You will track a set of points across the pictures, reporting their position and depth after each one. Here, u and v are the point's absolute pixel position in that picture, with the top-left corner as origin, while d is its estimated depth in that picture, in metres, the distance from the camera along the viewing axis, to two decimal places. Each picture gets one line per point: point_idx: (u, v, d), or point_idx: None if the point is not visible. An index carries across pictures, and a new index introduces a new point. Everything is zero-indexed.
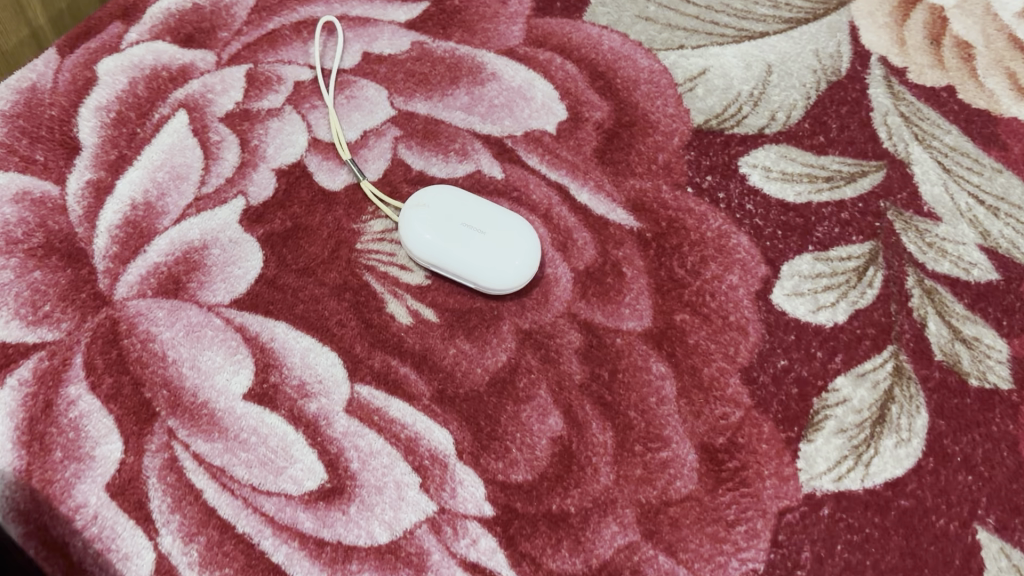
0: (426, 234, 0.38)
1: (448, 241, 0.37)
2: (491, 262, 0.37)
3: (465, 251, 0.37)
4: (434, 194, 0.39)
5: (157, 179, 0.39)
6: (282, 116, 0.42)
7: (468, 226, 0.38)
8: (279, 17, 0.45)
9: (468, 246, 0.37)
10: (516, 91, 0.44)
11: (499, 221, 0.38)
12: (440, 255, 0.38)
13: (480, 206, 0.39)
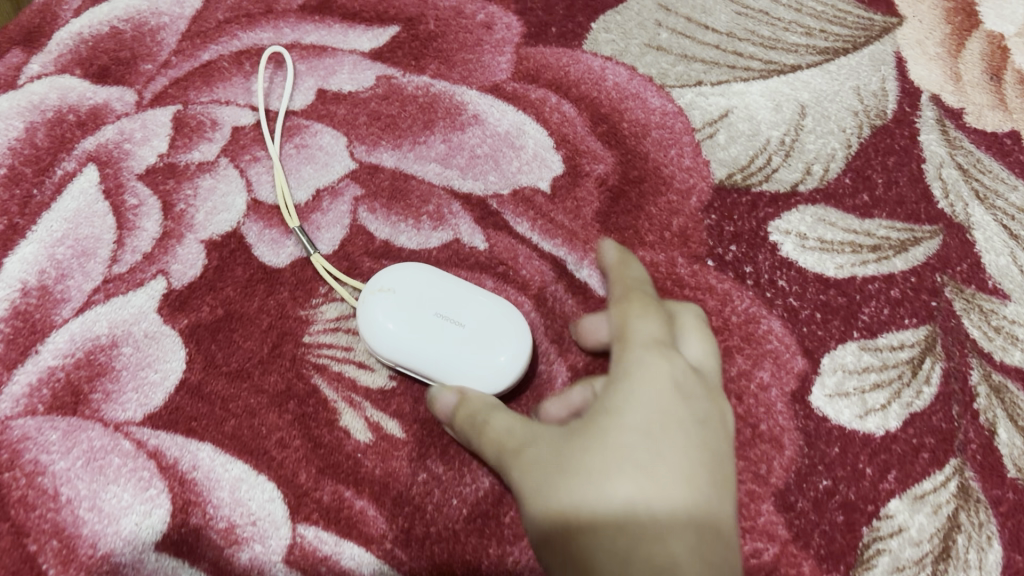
0: (388, 324, 0.30)
1: (417, 334, 0.30)
2: (473, 361, 0.30)
3: (438, 348, 0.30)
4: (400, 274, 0.31)
5: (57, 255, 0.32)
6: (217, 171, 0.34)
7: (443, 316, 0.30)
8: (216, 45, 0.37)
9: (443, 340, 0.30)
10: (502, 137, 0.37)
11: (482, 310, 0.31)
12: (407, 352, 0.30)
13: (459, 291, 0.31)
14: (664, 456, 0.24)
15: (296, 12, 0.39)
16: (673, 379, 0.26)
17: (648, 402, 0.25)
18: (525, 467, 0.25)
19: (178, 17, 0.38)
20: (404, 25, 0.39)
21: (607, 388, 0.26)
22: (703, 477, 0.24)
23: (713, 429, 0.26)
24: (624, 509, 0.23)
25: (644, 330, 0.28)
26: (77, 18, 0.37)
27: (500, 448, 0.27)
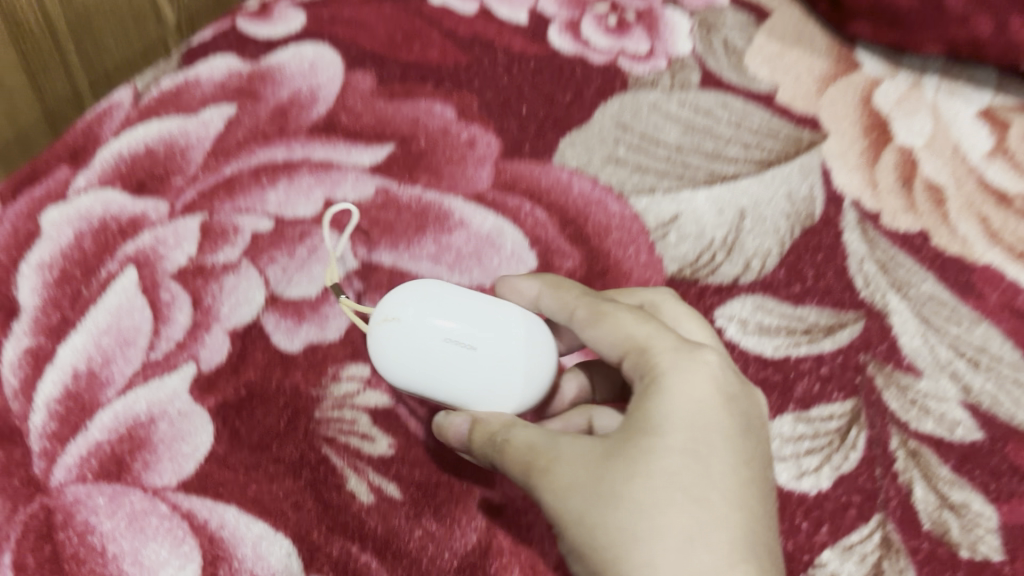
0: (409, 352, 0.34)
1: (437, 362, 0.34)
2: (485, 390, 0.34)
3: (452, 376, 0.34)
4: (412, 302, 0.35)
5: (102, 344, 0.37)
6: (239, 271, 0.40)
7: (456, 342, 0.34)
8: (237, 161, 0.43)
9: (458, 370, 0.34)
10: (485, 239, 0.43)
11: (489, 333, 0.35)
12: (422, 379, 0.35)
13: (472, 311, 0.35)
14: (689, 468, 0.29)
15: (305, 133, 0.45)
16: (701, 392, 0.30)
17: (681, 423, 0.30)
18: (559, 483, 0.30)
19: (205, 139, 0.44)
20: (398, 143, 0.45)
21: (639, 407, 0.31)
22: (724, 479, 0.29)
23: (737, 436, 0.30)
24: (677, 532, 0.28)
25: (659, 330, 0.32)
26: (117, 140, 0.43)
27: (527, 460, 0.31)
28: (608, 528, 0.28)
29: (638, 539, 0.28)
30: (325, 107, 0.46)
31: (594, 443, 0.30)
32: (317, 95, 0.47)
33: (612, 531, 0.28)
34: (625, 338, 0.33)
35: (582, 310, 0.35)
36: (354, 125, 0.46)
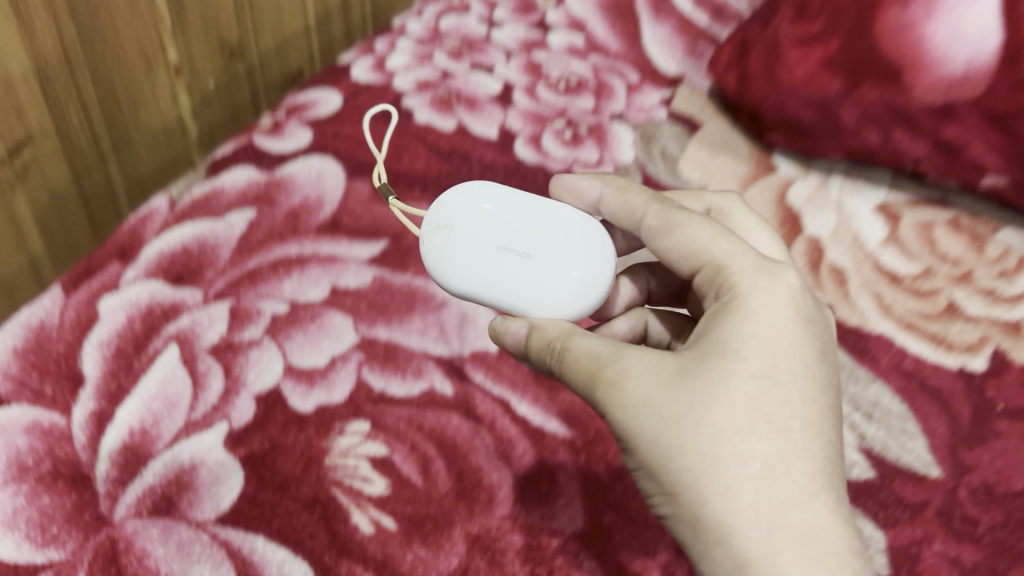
0: (469, 266, 0.43)
1: (494, 266, 0.43)
2: (541, 292, 0.42)
3: (512, 281, 0.43)
4: (467, 222, 0.44)
5: (152, 406, 0.45)
6: (261, 346, 0.48)
7: (510, 251, 0.43)
8: (258, 256, 0.52)
9: (514, 271, 0.42)
10: (463, 317, 0.52)
11: (538, 240, 0.43)
12: (484, 279, 0.43)
13: (523, 222, 0.43)
14: (765, 390, 0.36)
15: (314, 231, 0.54)
16: (768, 311, 0.38)
17: (760, 349, 0.37)
18: (637, 402, 0.36)
19: (231, 237, 0.53)
20: (391, 238, 0.55)
21: (722, 327, 0.38)
22: (797, 400, 0.36)
23: (805, 356, 0.37)
24: (756, 450, 0.35)
25: (717, 228, 0.41)
26: (158, 240, 0.52)
27: (605, 383, 0.37)
28: (688, 451, 0.35)
29: (717, 464, 0.35)
30: (330, 209, 0.56)
31: (669, 358, 0.37)
32: (323, 200, 0.56)
33: (688, 452, 0.35)
34: (690, 243, 0.41)
35: (645, 206, 0.44)
36: (354, 224, 0.55)
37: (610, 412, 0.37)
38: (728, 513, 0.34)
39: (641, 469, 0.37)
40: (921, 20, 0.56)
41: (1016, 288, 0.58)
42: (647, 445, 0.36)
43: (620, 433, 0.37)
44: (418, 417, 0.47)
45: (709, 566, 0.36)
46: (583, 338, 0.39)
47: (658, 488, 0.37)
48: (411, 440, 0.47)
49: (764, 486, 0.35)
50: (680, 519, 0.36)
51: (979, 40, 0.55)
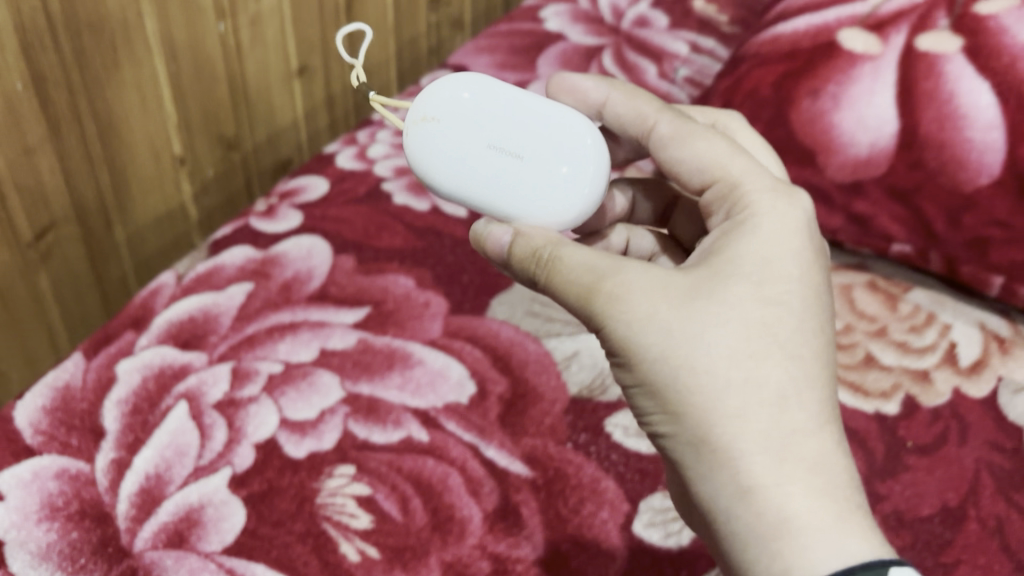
0: (462, 164, 0.45)
1: (486, 165, 0.45)
2: (532, 196, 0.45)
3: (503, 177, 0.45)
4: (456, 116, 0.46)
5: (165, 454, 0.52)
6: (259, 401, 0.55)
7: (500, 150, 0.45)
8: (256, 322, 0.60)
9: (506, 171, 0.45)
10: (437, 373, 0.59)
11: (528, 137, 0.45)
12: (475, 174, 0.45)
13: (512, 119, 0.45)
14: (775, 315, 0.40)
15: (305, 300, 0.62)
16: (778, 235, 0.42)
17: (767, 278, 0.41)
18: (647, 320, 0.40)
19: (231, 306, 0.61)
20: (373, 305, 0.62)
21: (731, 257, 0.42)
22: (803, 330, 0.40)
23: (811, 287, 0.42)
24: (763, 373, 0.39)
25: (727, 143, 0.47)
26: (167, 310, 0.60)
27: (613, 302, 0.41)
28: (703, 370, 0.39)
29: (729, 385, 0.39)
30: (319, 280, 0.64)
31: (682, 281, 0.41)
32: (312, 273, 0.64)
33: (699, 373, 0.39)
34: (704, 158, 0.46)
35: (655, 114, 0.49)
36: (340, 294, 0.63)
37: (617, 329, 0.41)
38: (739, 436, 0.38)
39: (645, 388, 0.41)
40: (830, 109, 0.67)
41: (925, 340, 0.66)
42: (655, 361, 0.40)
43: (628, 350, 0.41)
44: (398, 461, 0.54)
45: (712, 490, 0.39)
46: (571, 254, 0.43)
47: (664, 408, 0.40)
48: (392, 480, 0.53)
49: (777, 412, 0.38)
50: (687, 437, 0.40)
51: (878, 126, 0.66)
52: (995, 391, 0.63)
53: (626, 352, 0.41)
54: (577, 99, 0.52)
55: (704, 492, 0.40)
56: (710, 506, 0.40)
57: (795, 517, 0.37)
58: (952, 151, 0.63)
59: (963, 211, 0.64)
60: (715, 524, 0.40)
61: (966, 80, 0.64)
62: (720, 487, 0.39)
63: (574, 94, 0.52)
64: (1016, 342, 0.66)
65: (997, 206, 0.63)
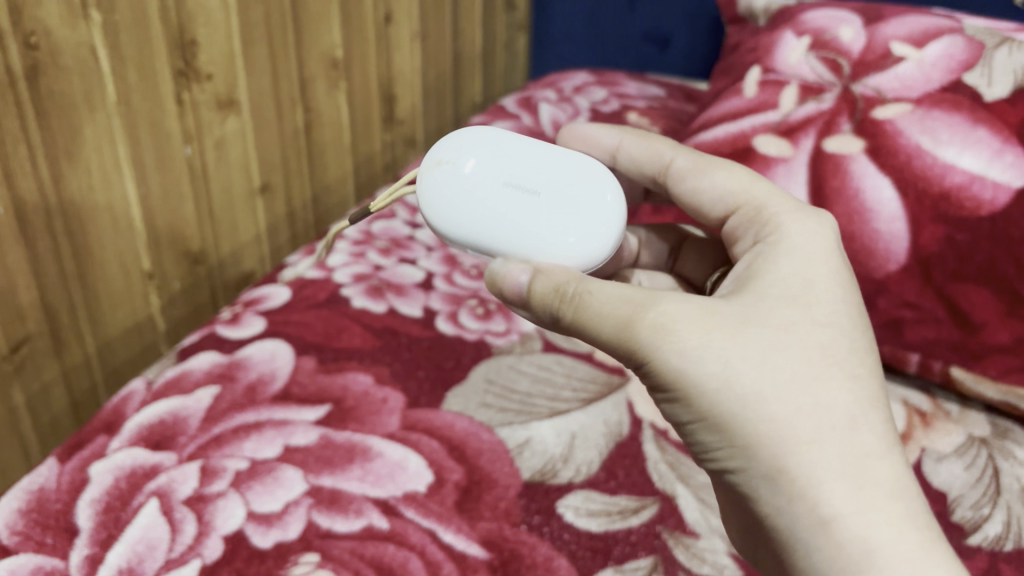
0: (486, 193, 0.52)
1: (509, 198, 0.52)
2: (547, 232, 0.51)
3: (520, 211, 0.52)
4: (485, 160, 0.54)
5: (137, 549, 0.54)
6: (227, 496, 0.58)
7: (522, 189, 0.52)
8: (223, 423, 0.64)
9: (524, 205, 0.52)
10: (396, 464, 0.62)
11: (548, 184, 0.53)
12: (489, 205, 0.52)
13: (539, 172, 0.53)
14: (824, 340, 0.45)
15: (268, 400, 0.66)
16: (812, 261, 0.48)
17: (812, 302, 0.46)
18: (706, 351, 0.43)
19: (199, 409, 0.65)
20: (333, 402, 0.67)
21: (773, 286, 0.47)
22: (849, 353, 0.45)
23: (849, 308, 0.47)
24: (828, 397, 0.43)
25: (744, 171, 0.56)
26: (138, 414, 0.65)
27: (668, 335, 0.44)
28: (768, 399, 0.43)
29: (799, 413, 0.43)
30: (282, 381, 0.68)
31: (735, 311, 0.45)
32: (275, 373, 0.69)
33: (769, 402, 0.43)
34: (728, 184, 0.55)
35: (671, 152, 0.59)
36: (302, 392, 0.67)
37: (672, 363, 0.43)
38: (813, 465, 0.42)
39: (709, 421, 0.44)
40: None
41: None
42: (719, 392, 0.43)
43: (688, 383, 0.44)
44: (360, 548, 0.55)
45: (792, 521, 0.43)
46: (600, 296, 0.46)
47: (732, 440, 0.44)
48: (355, 565, 0.54)
49: (846, 438, 0.43)
50: (761, 468, 0.43)
51: None
52: (919, 461, 0.66)
53: (686, 384, 0.44)
54: (592, 146, 0.63)
55: (783, 521, 0.43)
56: (789, 534, 0.43)
57: (880, 542, 0.41)
58: (861, 241, 0.70)
59: (877, 294, 0.69)
60: (796, 552, 0.43)
61: (869, 177, 0.71)
62: (802, 517, 0.42)
63: (594, 142, 0.63)
64: (938, 416, 0.70)
65: (906, 288, 0.68)
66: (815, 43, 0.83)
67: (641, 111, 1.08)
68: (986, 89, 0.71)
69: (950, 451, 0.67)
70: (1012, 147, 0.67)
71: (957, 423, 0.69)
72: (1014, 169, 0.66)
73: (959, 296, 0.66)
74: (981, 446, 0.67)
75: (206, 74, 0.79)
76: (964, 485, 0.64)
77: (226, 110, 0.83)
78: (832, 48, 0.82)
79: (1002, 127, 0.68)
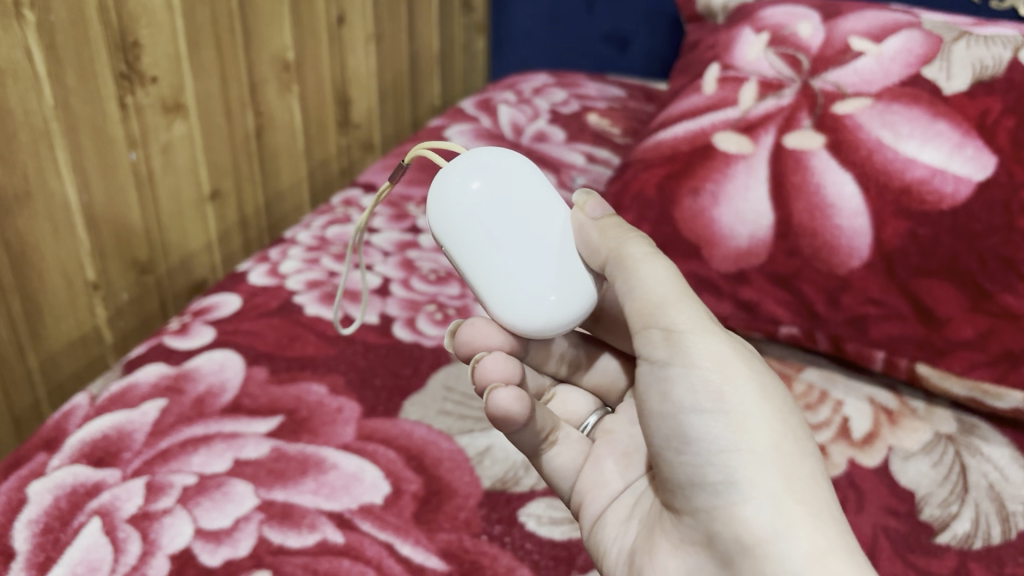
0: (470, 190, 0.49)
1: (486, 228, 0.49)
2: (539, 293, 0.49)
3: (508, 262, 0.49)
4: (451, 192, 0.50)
5: (76, 571, 0.51)
6: (174, 513, 0.56)
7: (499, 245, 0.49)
8: (169, 437, 0.61)
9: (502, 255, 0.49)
10: (352, 475, 0.60)
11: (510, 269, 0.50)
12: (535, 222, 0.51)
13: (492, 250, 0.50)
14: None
15: (217, 413, 0.64)
16: None
17: None
18: (739, 361, 0.46)
19: (145, 424, 0.63)
20: (285, 413, 0.64)
21: None
22: None
23: None
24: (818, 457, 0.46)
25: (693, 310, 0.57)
26: (81, 430, 0.62)
27: (709, 332, 0.47)
28: (785, 422, 0.46)
29: (805, 452, 0.45)
30: (232, 392, 0.66)
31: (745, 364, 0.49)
32: (225, 385, 0.67)
33: (782, 425, 0.45)
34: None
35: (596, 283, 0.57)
36: (253, 404, 0.65)
37: (711, 351, 0.46)
38: (809, 494, 0.43)
39: (730, 416, 0.45)
40: (709, 206, 0.73)
41: (819, 416, 0.68)
42: (749, 392, 0.46)
43: (727, 369, 0.46)
44: (314, 563, 0.53)
45: (782, 538, 0.42)
46: (656, 266, 0.48)
47: (746, 443, 0.44)
48: None
49: (832, 491, 0.45)
50: (765, 476, 0.43)
51: (755, 219, 0.71)
52: (886, 460, 0.65)
53: (717, 371, 0.46)
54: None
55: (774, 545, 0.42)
56: (776, 555, 0.42)
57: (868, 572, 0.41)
58: (823, 238, 0.69)
59: (840, 291, 0.68)
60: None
61: (830, 173, 0.70)
62: (801, 538, 0.42)
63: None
64: (904, 414, 0.69)
65: (870, 284, 0.67)
66: (773, 39, 0.82)
67: (601, 113, 1.07)
68: (945, 83, 0.70)
69: (918, 448, 0.66)
70: (972, 140, 0.67)
71: (924, 421, 0.68)
72: (975, 162, 0.66)
73: (923, 291, 0.65)
74: (947, 443, 0.66)
75: (150, 77, 0.78)
76: (931, 483, 0.63)
77: (173, 115, 0.82)
78: (790, 43, 0.81)
79: (962, 120, 0.68)
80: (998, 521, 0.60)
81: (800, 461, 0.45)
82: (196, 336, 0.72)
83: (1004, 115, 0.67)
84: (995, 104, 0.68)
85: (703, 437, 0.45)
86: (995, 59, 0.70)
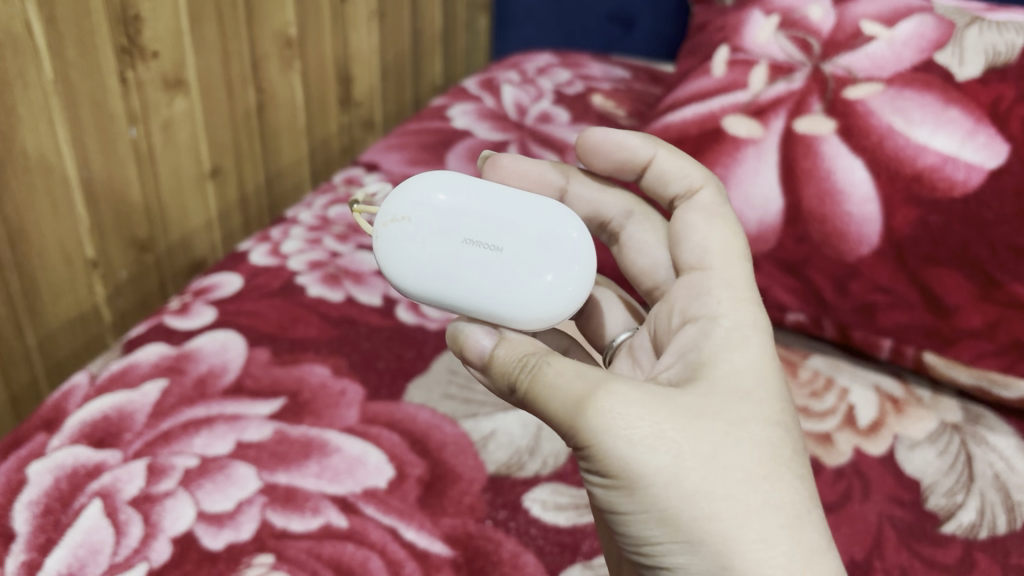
0: (413, 265, 0.52)
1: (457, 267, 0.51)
2: (534, 290, 0.50)
3: (487, 274, 0.50)
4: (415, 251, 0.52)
5: (77, 554, 0.51)
6: (176, 495, 0.55)
7: (474, 242, 0.50)
8: (171, 418, 0.61)
9: (486, 262, 0.50)
10: (356, 459, 0.59)
11: (504, 264, 0.50)
12: (501, 212, 0.51)
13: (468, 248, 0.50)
14: (775, 438, 0.43)
15: (219, 394, 0.63)
16: (737, 337, 0.47)
17: (757, 378, 0.45)
18: (655, 442, 0.41)
19: (146, 404, 0.62)
20: (288, 395, 0.64)
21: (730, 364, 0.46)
22: (797, 454, 0.44)
23: (788, 398, 0.46)
24: (778, 498, 0.42)
25: (737, 242, 0.54)
26: (80, 410, 0.61)
27: (616, 421, 0.41)
28: (715, 494, 0.41)
29: (754, 510, 0.41)
30: (234, 374, 0.65)
31: (691, 399, 0.43)
32: (226, 366, 0.66)
33: (720, 498, 0.41)
34: (713, 243, 0.54)
35: (701, 180, 0.57)
36: (255, 386, 0.64)
37: (620, 452, 0.41)
38: (758, 566, 0.40)
39: (652, 512, 0.41)
40: None
41: (825, 404, 0.68)
42: (668, 486, 0.41)
43: (646, 467, 0.41)
44: (318, 548, 0.52)
45: None
46: (552, 371, 0.44)
47: (676, 535, 0.41)
48: (311, 566, 0.51)
49: (795, 536, 0.41)
50: (705, 564, 0.41)
51: (765, 203, 0.71)
52: (892, 448, 0.64)
53: (635, 472, 0.41)
54: (626, 156, 0.59)
55: None
56: None
57: None
58: (833, 224, 0.68)
59: (849, 279, 0.67)
60: None
61: (841, 158, 0.70)
62: None
63: (622, 149, 0.59)
64: (910, 402, 0.68)
65: (879, 272, 0.66)
66: (783, 22, 0.82)
67: (606, 94, 1.06)
68: (957, 68, 0.69)
69: (923, 437, 0.65)
70: (985, 127, 0.66)
71: (929, 409, 0.68)
72: (987, 150, 0.65)
73: (932, 280, 0.64)
74: (954, 433, 0.66)
75: (152, 52, 0.77)
76: (937, 472, 0.62)
77: (174, 91, 0.81)
78: (802, 26, 0.80)
79: (975, 107, 0.67)
80: (1003, 511, 0.59)
81: (743, 530, 0.41)
82: (197, 316, 0.71)
83: (1016, 102, 0.66)
84: (1007, 91, 0.67)
85: (639, 531, 0.43)
86: (1008, 46, 0.69)
